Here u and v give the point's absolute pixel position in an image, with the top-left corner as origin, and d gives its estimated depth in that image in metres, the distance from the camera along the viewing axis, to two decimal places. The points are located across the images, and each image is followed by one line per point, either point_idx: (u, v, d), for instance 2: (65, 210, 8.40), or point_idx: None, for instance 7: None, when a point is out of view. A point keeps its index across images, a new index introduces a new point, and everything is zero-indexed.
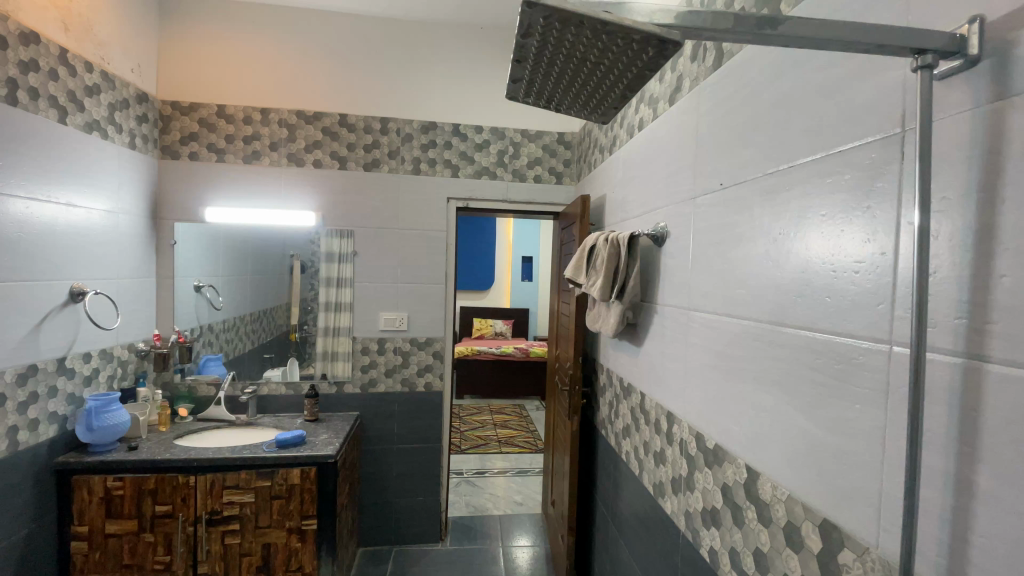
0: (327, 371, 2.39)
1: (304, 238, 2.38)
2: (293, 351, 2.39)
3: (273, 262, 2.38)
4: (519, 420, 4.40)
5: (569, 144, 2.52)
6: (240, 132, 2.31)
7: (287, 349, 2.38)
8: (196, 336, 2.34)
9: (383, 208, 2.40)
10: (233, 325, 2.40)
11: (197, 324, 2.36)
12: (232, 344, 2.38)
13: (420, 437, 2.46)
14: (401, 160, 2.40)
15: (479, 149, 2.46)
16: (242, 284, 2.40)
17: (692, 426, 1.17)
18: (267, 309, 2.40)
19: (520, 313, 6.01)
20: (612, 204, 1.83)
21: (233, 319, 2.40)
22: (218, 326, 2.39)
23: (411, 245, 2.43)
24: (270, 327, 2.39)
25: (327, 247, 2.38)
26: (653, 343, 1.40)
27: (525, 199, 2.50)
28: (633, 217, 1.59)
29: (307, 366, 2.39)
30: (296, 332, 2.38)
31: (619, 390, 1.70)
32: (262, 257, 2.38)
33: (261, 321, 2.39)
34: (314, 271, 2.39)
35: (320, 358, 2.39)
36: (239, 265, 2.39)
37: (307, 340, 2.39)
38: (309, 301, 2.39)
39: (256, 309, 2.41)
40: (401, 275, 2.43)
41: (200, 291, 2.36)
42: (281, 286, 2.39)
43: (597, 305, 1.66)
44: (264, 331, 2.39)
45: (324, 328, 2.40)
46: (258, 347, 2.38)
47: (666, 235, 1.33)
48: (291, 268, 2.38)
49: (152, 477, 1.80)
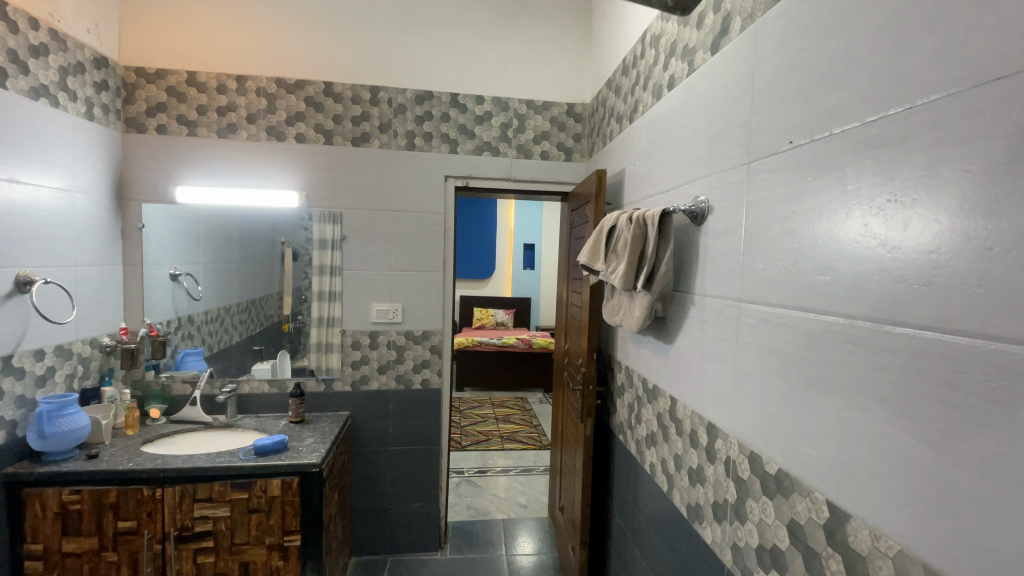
0: (320, 365, 2.17)
1: (287, 221, 2.15)
2: (287, 342, 2.17)
3: (263, 245, 2.17)
4: (522, 414, 4.21)
5: (580, 116, 2.28)
6: (213, 103, 2.07)
7: (280, 339, 2.17)
8: (172, 329, 2.15)
9: (373, 187, 2.17)
10: (218, 316, 2.21)
11: (174, 316, 2.16)
12: (219, 338, 2.19)
13: (417, 438, 2.25)
14: (394, 133, 2.16)
15: (480, 122, 2.22)
16: (227, 271, 2.21)
17: (743, 445, 0.96)
18: (258, 299, 2.21)
19: (522, 302, 5.80)
20: (633, 180, 1.60)
21: (215, 309, 2.21)
22: (202, 318, 2.19)
23: (406, 228, 2.20)
24: (260, 319, 2.19)
25: (313, 230, 2.15)
26: (688, 341, 1.19)
27: (531, 178, 2.27)
28: (662, 192, 1.36)
29: (301, 358, 2.17)
30: (289, 322, 2.17)
31: (641, 392, 1.49)
32: (250, 243, 2.19)
33: (249, 312, 2.20)
34: (307, 260, 2.16)
35: (314, 350, 2.17)
36: (226, 250, 2.19)
37: (301, 331, 2.17)
38: (303, 289, 2.17)
39: (245, 299, 2.23)
40: (394, 262, 2.20)
41: (176, 279, 2.16)
42: (272, 273, 2.18)
43: (617, 295, 1.45)
44: (251, 323, 2.19)
45: (318, 319, 2.17)
46: (250, 338, 2.18)
47: (708, 211, 1.11)
48: (282, 255, 2.17)
49: (113, 490, 1.60)
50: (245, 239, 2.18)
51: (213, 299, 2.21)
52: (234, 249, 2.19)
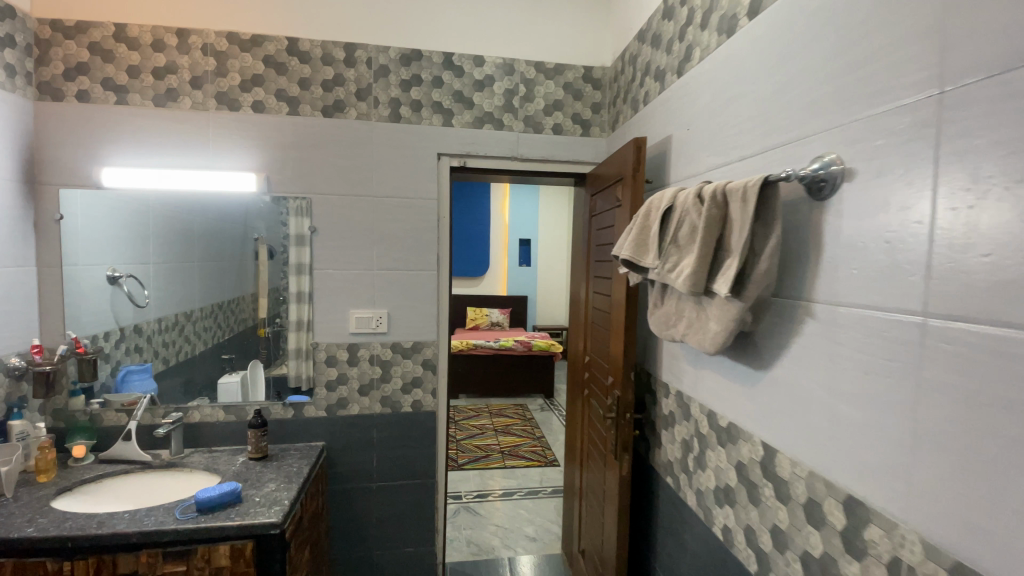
0: (303, 374, 1.77)
1: (247, 210, 1.76)
2: (263, 351, 1.79)
3: (232, 243, 1.81)
4: (523, 424, 3.82)
5: (599, 82, 1.91)
6: (149, 63, 1.66)
7: (253, 348, 1.80)
8: (110, 343, 1.75)
9: (350, 167, 1.76)
10: (173, 324, 1.84)
11: (115, 327, 1.77)
12: (176, 348, 1.82)
13: (408, 471, 1.84)
14: (375, 101, 1.76)
15: (480, 88, 1.83)
16: (185, 266, 1.86)
17: (938, 550, 0.60)
18: (230, 301, 1.85)
19: (518, 301, 5.42)
20: (686, 150, 1.24)
21: (171, 315, 1.84)
22: (152, 327, 1.81)
23: (391, 217, 1.78)
24: (228, 326, 1.84)
25: (275, 218, 1.75)
26: (802, 370, 0.83)
27: (540, 156, 1.88)
28: (743, 160, 1.00)
29: (278, 366, 1.77)
30: (266, 327, 1.79)
31: (708, 430, 1.11)
32: (216, 237, 1.82)
33: (216, 317, 1.86)
34: (284, 258, 1.76)
35: (294, 357, 1.77)
36: (182, 250, 1.84)
37: (279, 337, 1.78)
38: (281, 288, 1.77)
39: (213, 302, 1.88)
40: (377, 259, 1.78)
41: (115, 282, 1.77)
42: (245, 273, 1.82)
43: (677, 298, 1.08)
44: (214, 326, 1.85)
45: (296, 323, 1.76)
46: (215, 346, 1.82)
47: (846, 176, 0.74)
48: (256, 254, 1.79)
49: (9, 565, 1.21)
50: (208, 236, 1.82)
51: (164, 304, 1.84)
52: (196, 250, 1.84)
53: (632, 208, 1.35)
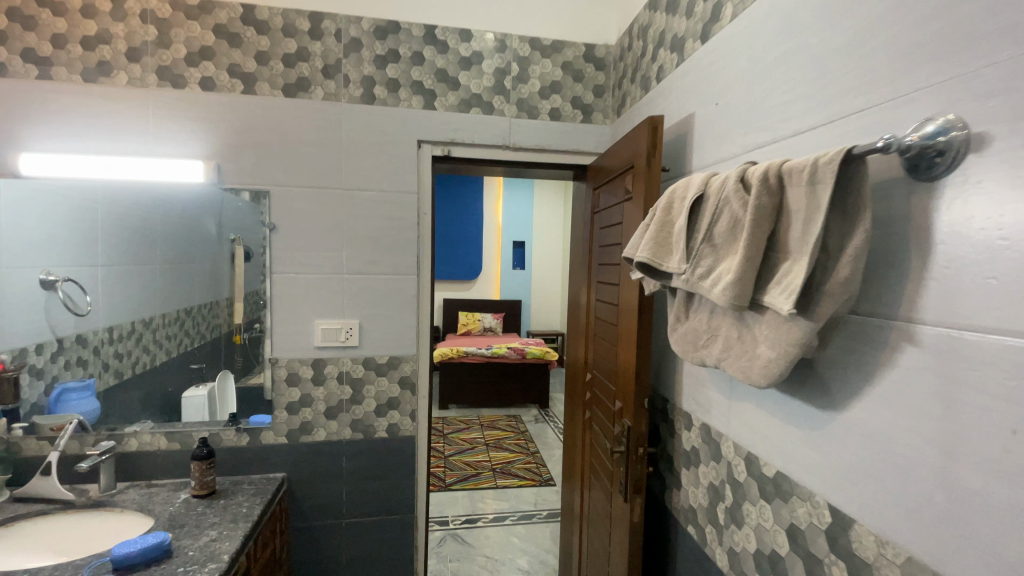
0: (279, 391, 1.52)
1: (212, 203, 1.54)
2: (241, 359, 1.55)
3: (204, 243, 1.59)
4: (516, 438, 3.58)
5: (602, 63, 1.68)
6: (78, 31, 1.42)
7: (232, 355, 1.57)
8: (47, 355, 1.51)
9: (315, 154, 1.51)
10: (134, 332, 1.64)
11: (51, 337, 1.52)
12: (133, 359, 1.62)
13: (382, 505, 1.60)
14: (345, 80, 1.52)
15: (467, 66, 1.59)
16: (144, 262, 1.65)
17: None
18: (201, 307, 1.64)
19: (512, 306, 5.19)
20: (714, 130, 1.01)
21: (127, 322, 1.63)
22: (100, 338, 1.58)
23: (364, 213, 1.53)
24: (197, 334, 1.64)
25: (244, 216, 1.51)
26: (898, 418, 0.60)
27: (536, 145, 1.65)
28: (801, 136, 0.77)
29: (257, 375, 1.52)
30: (243, 333, 1.54)
31: (748, 479, 0.88)
32: (184, 232, 1.62)
33: (183, 323, 1.66)
34: (263, 263, 1.50)
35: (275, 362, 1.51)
36: (137, 252, 1.64)
37: (262, 341, 1.51)
38: (263, 293, 1.50)
39: (180, 307, 1.67)
40: (346, 262, 1.53)
41: (49, 287, 1.53)
42: (219, 275, 1.58)
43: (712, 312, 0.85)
44: (179, 332, 1.66)
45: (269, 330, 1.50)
46: (183, 354, 1.64)
47: (978, 146, 0.52)
48: (232, 255, 1.55)
49: None
50: (168, 233, 1.63)
51: (117, 310, 1.62)
52: (158, 249, 1.65)
53: (648, 201, 1.12)
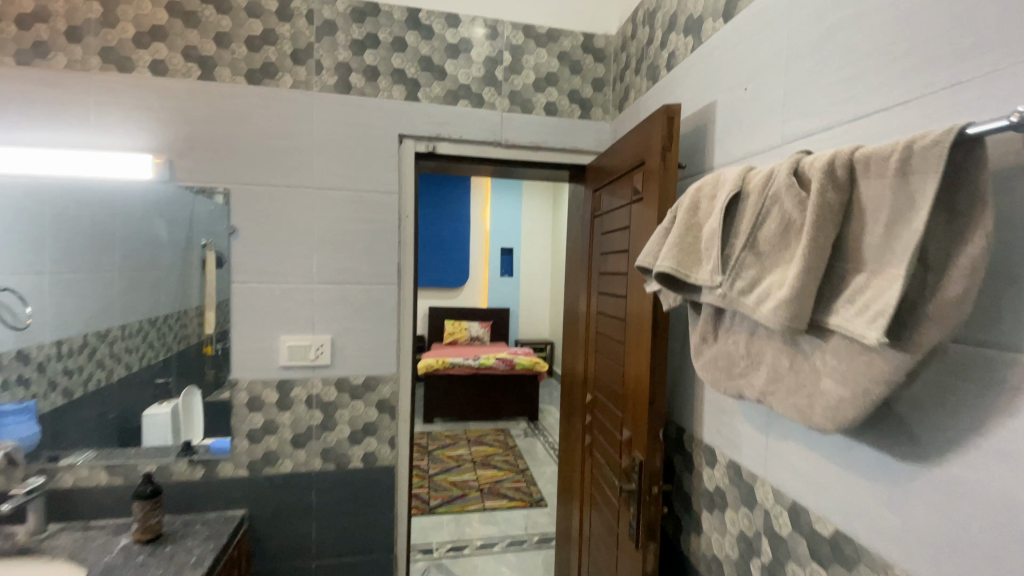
0: (241, 415, 1.34)
1: (172, 201, 1.35)
2: (212, 370, 1.34)
3: (171, 246, 1.41)
4: (505, 454, 3.40)
5: (602, 54, 1.54)
6: (9, 7, 1.24)
7: (201, 366, 1.36)
8: None
9: (283, 149, 1.34)
10: (87, 345, 1.46)
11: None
12: (86, 376, 1.44)
13: (357, 544, 1.42)
14: (318, 66, 1.36)
15: (454, 54, 1.44)
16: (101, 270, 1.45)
17: None
18: (165, 317, 1.46)
19: (499, 314, 5.02)
20: (744, 119, 0.87)
21: (78, 336, 1.45)
22: (46, 353, 1.40)
23: (337, 215, 1.36)
24: (161, 345, 1.46)
25: (216, 222, 1.32)
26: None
27: (531, 142, 1.50)
28: (865, 119, 0.63)
29: (224, 393, 1.33)
30: (214, 344, 1.33)
31: (794, 534, 0.73)
32: (145, 233, 1.42)
33: (146, 334, 1.48)
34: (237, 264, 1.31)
35: (257, 380, 1.34)
36: (91, 263, 1.44)
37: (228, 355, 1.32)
38: (228, 302, 1.32)
39: (143, 316, 1.48)
40: (317, 270, 1.35)
41: None
42: (189, 283, 1.39)
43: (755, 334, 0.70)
44: (140, 345, 1.47)
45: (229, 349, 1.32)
46: (144, 369, 1.46)
47: None
48: (202, 261, 1.36)
49: None
50: (131, 237, 1.44)
51: (69, 322, 1.45)
52: (117, 256, 1.46)
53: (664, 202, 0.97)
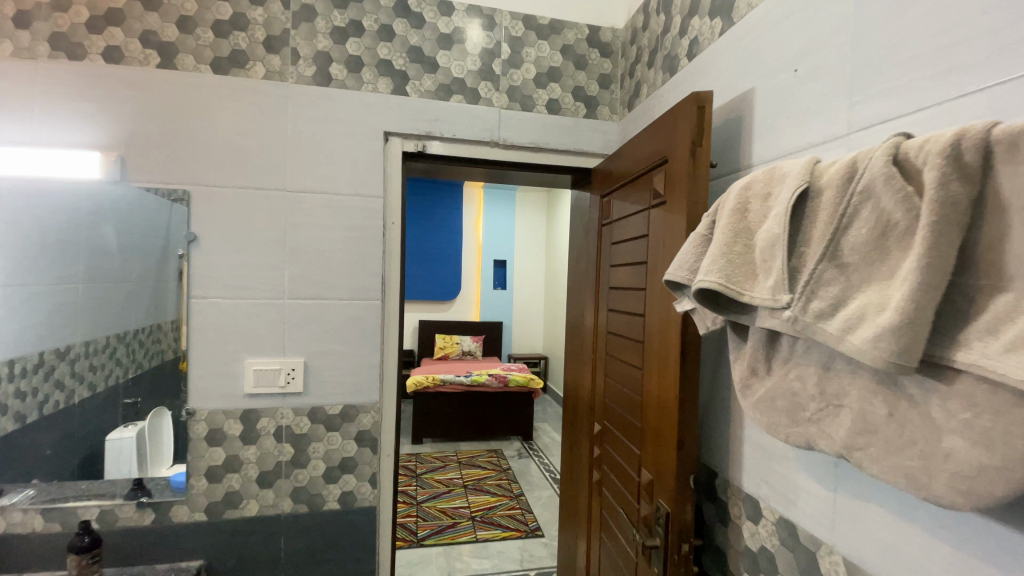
0: (198, 451, 1.16)
1: (127, 204, 1.17)
2: (184, 392, 1.15)
3: (144, 248, 1.18)
4: (499, 477, 3.20)
5: (609, 48, 1.41)
6: None
7: (174, 390, 1.15)
8: None
9: (253, 147, 1.18)
10: (45, 365, 1.18)
11: None
12: (42, 398, 1.18)
13: None
14: (294, 55, 1.20)
15: (447, 45, 1.30)
16: (55, 273, 1.17)
17: None
18: (136, 331, 1.20)
19: (492, 328, 4.86)
20: (792, 106, 0.73)
21: (33, 353, 1.18)
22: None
23: (313, 222, 1.21)
24: (132, 362, 1.21)
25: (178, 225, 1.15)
26: None
27: (531, 142, 1.35)
28: (975, 94, 0.49)
29: (177, 426, 1.16)
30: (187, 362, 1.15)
31: None
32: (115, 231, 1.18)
33: (113, 352, 1.21)
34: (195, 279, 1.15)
35: (216, 412, 1.16)
36: (45, 267, 1.17)
37: (184, 384, 1.15)
38: (183, 323, 1.15)
39: (112, 330, 1.22)
40: (289, 284, 1.19)
41: None
42: (158, 294, 1.18)
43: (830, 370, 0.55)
44: (107, 362, 1.21)
45: (185, 375, 1.15)
46: (110, 391, 1.21)
47: None
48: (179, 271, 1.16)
49: None
50: (93, 237, 1.18)
51: (19, 337, 1.17)
52: (81, 258, 1.19)
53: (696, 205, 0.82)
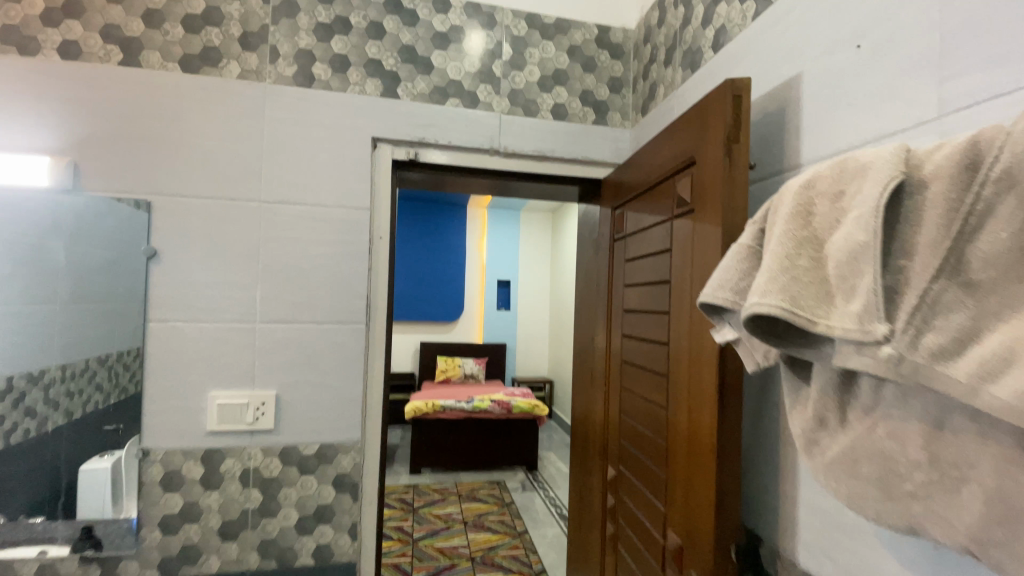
0: (151, 498, 1.01)
1: (74, 217, 1.02)
2: (137, 429, 1.00)
3: (124, 252, 1.02)
4: (501, 512, 3.01)
5: (620, 50, 1.30)
6: None
7: (125, 427, 1.01)
8: None
9: (225, 152, 1.06)
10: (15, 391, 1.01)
11: None
12: (8, 428, 1.01)
13: None
14: (273, 53, 1.09)
15: (443, 44, 1.18)
16: (24, 285, 1.01)
17: None
18: (119, 351, 1.02)
19: (495, 351, 4.69)
20: (854, 92, 0.59)
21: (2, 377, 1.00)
22: None
23: (290, 236, 1.07)
24: (112, 386, 1.02)
25: (135, 237, 1.02)
26: None
27: (536, 150, 1.22)
28: None
29: (128, 469, 1.01)
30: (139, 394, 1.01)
31: None
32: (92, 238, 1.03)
33: (95, 377, 1.03)
34: (153, 299, 1.01)
35: (173, 453, 1.01)
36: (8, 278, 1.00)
37: (137, 421, 1.01)
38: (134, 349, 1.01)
39: (99, 354, 1.04)
40: (261, 306, 1.05)
41: None
42: (111, 318, 1.03)
43: (945, 428, 0.41)
44: (87, 387, 1.04)
45: (139, 409, 1.00)
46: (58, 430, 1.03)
47: None
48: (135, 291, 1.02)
49: None
50: (51, 251, 1.02)
51: None
52: (23, 280, 1.01)
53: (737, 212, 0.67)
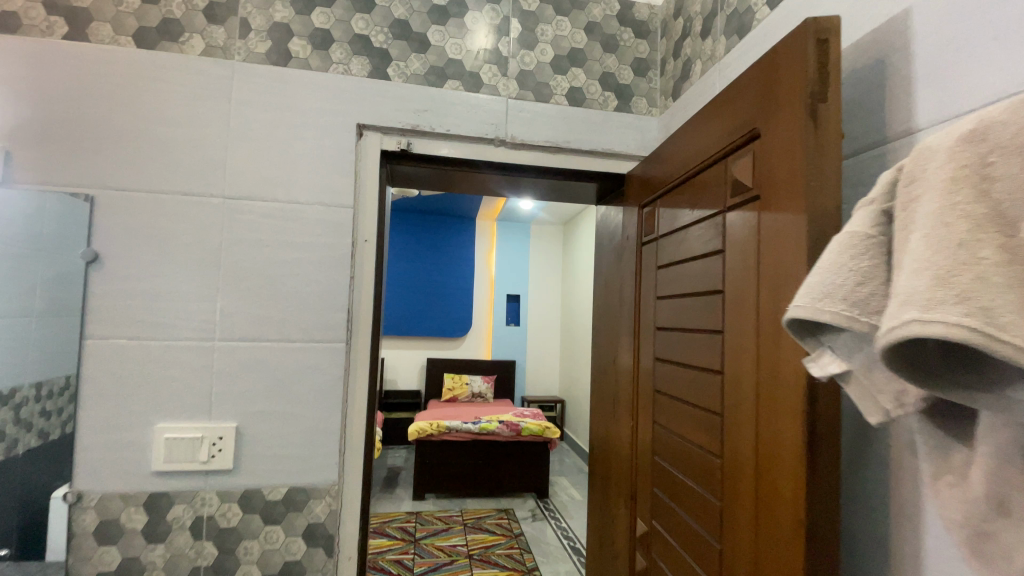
0: (83, 553, 0.84)
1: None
2: (67, 469, 0.83)
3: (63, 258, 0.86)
4: (508, 544, 2.78)
5: (645, 28, 1.13)
6: None
7: (53, 466, 0.84)
8: None
9: (183, 139, 0.90)
10: None
11: None
12: None
13: None
14: (244, 26, 0.94)
15: (441, 19, 1.03)
16: None
17: None
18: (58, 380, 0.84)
19: (504, 368, 4.49)
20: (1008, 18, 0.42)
21: None
22: None
23: (258, 238, 0.91)
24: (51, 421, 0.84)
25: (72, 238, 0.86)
26: None
27: (549, 140, 1.05)
28: None
29: (55, 516, 0.84)
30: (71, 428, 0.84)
31: None
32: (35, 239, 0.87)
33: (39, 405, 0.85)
34: (92, 309, 0.85)
35: (111, 497, 0.84)
36: None
37: (68, 459, 0.84)
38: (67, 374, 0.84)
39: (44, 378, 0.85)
40: (222, 320, 0.89)
41: None
42: (42, 334, 0.87)
43: None
44: (59, 398, 0.84)
45: (71, 444, 0.84)
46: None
47: None
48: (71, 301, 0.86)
49: None
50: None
51: None
52: None
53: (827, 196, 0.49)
